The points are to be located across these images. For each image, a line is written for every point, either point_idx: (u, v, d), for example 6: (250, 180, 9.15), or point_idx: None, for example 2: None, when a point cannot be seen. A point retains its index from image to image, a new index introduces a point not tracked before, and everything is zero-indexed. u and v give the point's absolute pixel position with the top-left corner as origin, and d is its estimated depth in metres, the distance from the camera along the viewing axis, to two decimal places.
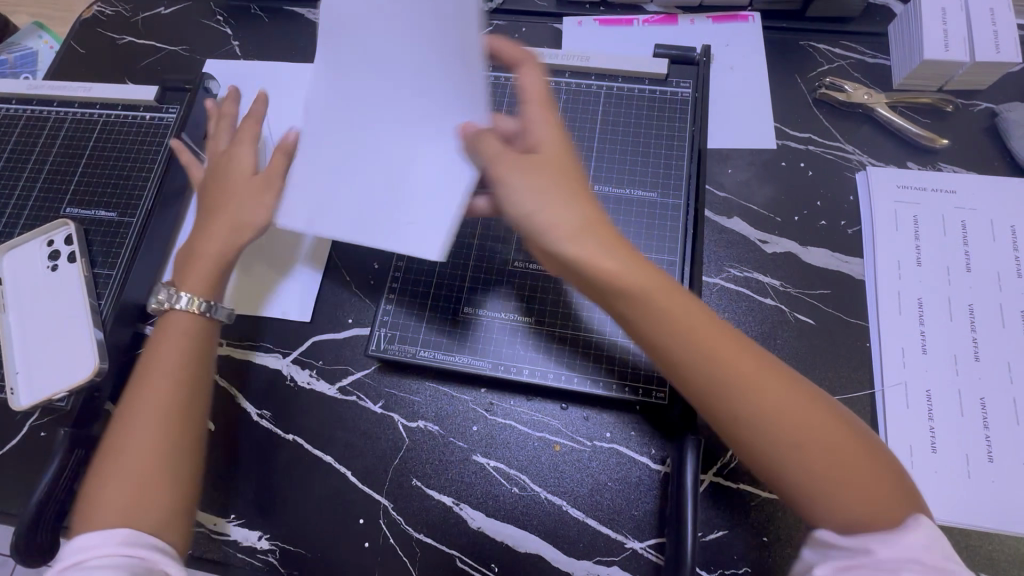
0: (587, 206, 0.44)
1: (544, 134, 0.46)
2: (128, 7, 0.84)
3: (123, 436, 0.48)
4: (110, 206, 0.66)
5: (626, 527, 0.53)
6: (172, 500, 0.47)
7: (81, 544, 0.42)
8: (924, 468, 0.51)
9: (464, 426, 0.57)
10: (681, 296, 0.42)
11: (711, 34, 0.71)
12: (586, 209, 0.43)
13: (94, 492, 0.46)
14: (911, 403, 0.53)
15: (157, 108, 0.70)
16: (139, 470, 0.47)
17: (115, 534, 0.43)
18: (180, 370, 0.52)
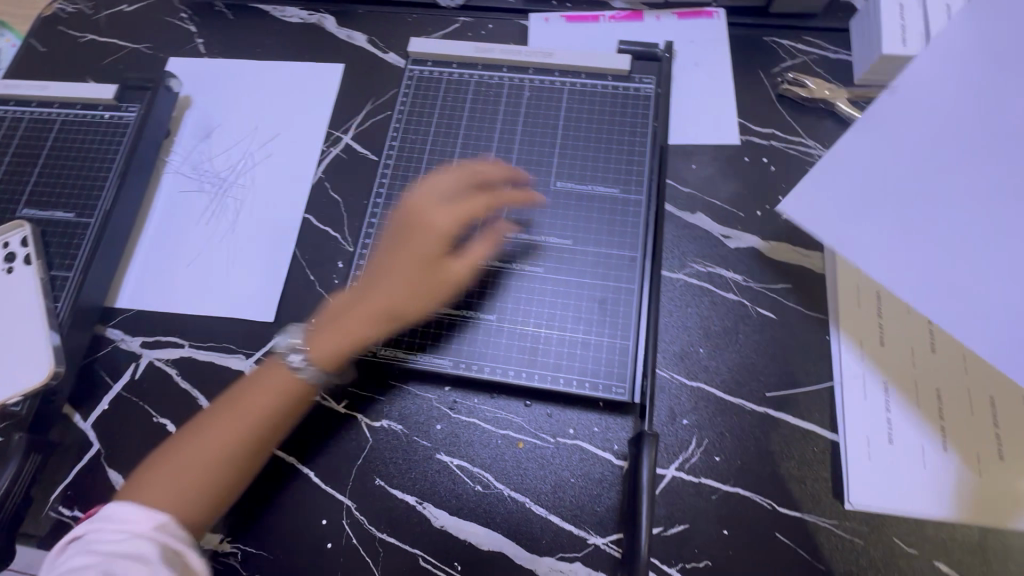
0: None
1: None
2: (90, 4, 0.82)
3: (197, 433, 0.49)
4: (67, 207, 0.65)
5: (588, 523, 0.53)
6: (216, 498, 0.47)
7: (119, 517, 0.44)
8: (880, 459, 0.52)
9: (428, 425, 0.57)
10: None
11: (676, 29, 0.71)
12: None
13: (152, 471, 0.48)
14: (868, 394, 0.54)
15: (117, 107, 0.69)
16: (186, 476, 0.47)
17: (151, 517, 0.44)
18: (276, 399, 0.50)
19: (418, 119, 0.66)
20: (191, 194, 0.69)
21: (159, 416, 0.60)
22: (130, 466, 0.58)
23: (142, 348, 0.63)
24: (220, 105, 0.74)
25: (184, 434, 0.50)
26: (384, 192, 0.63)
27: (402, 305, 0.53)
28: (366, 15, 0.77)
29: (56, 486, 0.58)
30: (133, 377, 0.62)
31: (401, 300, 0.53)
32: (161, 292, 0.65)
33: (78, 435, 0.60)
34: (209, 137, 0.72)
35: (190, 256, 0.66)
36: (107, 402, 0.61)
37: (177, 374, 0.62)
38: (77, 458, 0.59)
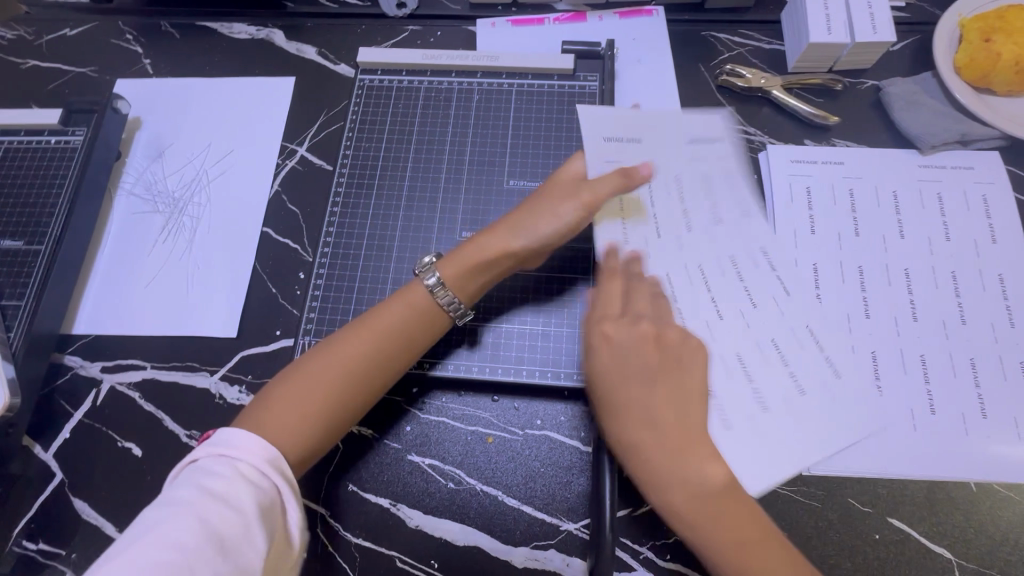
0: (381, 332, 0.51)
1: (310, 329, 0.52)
2: (31, 29, 0.81)
3: (335, 373, 0.49)
4: (16, 235, 0.64)
5: (560, 511, 0.54)
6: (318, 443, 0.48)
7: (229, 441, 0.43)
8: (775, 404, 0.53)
9: (397, 428, 0.57)
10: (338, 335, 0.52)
11: (617, 28, 0.73)
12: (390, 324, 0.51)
13: (273, 400, 0.48)
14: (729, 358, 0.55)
15: (63, 131, 0.68)
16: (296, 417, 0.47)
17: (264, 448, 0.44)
18: (399, 337, 0.51)
19: (369, 126, 0.67)
20: (145, 215, 0.69)
21: (123, 440, 0.59)
22: (96, 494, 0.57)
23: (102, 373, 0.62)
24: (173, 124, 0.74)
25: (312, 371, 0.49)
26: (339, 202, 0.64)
27: (313, 390, 0.48)
28: (316, 28, 0.77)
29: (19, 521, 0.57)
30: (94, 403, 0.61)
31: (339, 381, 0.49)
32: (119, 316, 0.64)
33: (39, 467, 0.59)
34: (160, 157, 0.72)
35: (147, 276, 0.66)
36: (68, 430, 0.60)
37: (140, 397, 0.61)
38: (38, 491, 0.58)
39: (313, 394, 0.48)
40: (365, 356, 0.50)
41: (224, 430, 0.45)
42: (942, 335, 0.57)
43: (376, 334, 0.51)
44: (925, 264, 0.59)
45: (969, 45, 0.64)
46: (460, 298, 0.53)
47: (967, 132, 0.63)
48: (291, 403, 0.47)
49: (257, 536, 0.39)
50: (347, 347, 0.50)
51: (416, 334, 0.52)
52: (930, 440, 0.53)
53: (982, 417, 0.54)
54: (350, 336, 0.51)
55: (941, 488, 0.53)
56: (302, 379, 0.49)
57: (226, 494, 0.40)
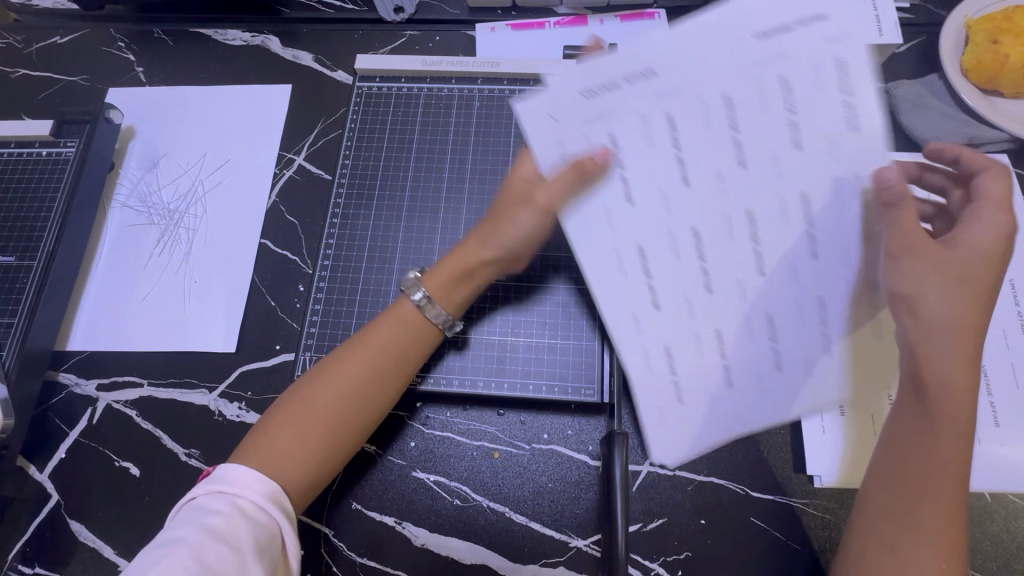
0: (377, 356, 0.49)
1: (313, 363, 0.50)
2: (20, 37, 0.79)
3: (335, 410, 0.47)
4: (7, 251, 0.62)
5: (569, 527, 0.53)
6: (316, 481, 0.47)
7: (227, 475, 0.43)
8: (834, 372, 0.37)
9: (401, 444, 0.56)
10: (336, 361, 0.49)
11: (619, 32, 0.72)
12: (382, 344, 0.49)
13: (271, 443, 0.46)
14: (761, 324, 0.37)
15: (54, 143, 0.67)
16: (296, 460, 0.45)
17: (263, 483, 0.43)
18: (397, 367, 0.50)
19: (368, 134, 0.66)
20: (140, 228, 0.67)
21: (120, 459, 0.58)
22: (93, 515, 0.56)
23: (98, 391, 0.61)
24: (167, 134, 0.72)
25: (312, 410, 0.47)
26: (339, 213, 0.63)
27: (313, 431, 0.46)
28: (312, 34, 0.76)
29: (14, 544, 0.56)
30: (90, 421, 0.59)
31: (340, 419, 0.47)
32: (115, 332, 0.63)
33: (34, 488, 0.57)
34: (154, 168, 0.70)
35: (142, 291, 0.64)
36: (63, 450, 0.58)
37: (137, 415, 0.59)
38: (34, 513, 0.56)
39: (314, 434, 0.46)
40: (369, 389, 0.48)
41: (225, 465, 0.44)
42: None
43: (372, 353, 0.49)
44: None
45: (977, 46, 0.63)
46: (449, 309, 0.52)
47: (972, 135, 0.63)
48: (292, 433, 0.45)
49: (255, 568, 0.39)
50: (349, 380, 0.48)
51: (405, 346, 0.50)
52: None
53: (994, 424, 0.53)
54: (349, 368, 0.48)
55: None
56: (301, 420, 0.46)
57: (223, 529, 0.40)
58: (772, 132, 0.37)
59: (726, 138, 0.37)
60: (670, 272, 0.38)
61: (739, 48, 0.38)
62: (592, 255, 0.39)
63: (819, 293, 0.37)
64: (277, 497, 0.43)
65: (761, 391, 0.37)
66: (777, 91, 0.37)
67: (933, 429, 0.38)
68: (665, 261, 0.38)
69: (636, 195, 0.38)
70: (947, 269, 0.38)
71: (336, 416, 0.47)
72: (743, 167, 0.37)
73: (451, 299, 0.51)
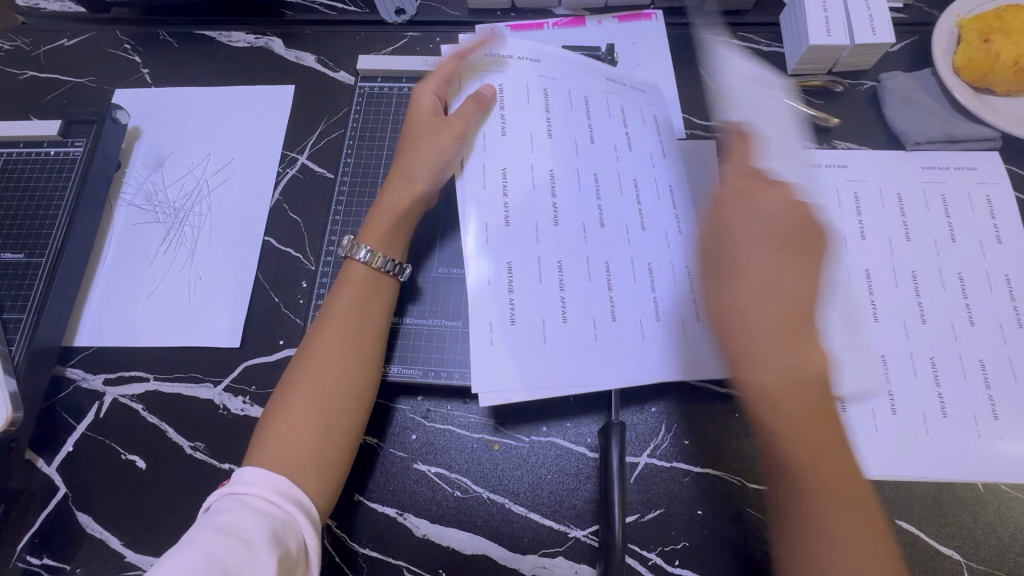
0: (364, 339, 0.53)
1: (302, 353, 0.52)
2: (28, 40, 0.80)
3: (333, 398, 0.50)
4: (16, 248, 0.63)
5: (567, 518, 0.54)
6: (338, 471, 0.49)
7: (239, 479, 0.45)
8: (632, 342, 0.54)
9: (403, 436, 0.57)
10: (324, 346, 0.52)
11: (617, 33, 0.73)
12: (365, 325, 0.54)
13: (275, 442, 0.48)
14: (545, 274, 0.56)
15: (62, 142, 0.68)
16: (309, 453, 0.48)
17: (274, 480, 0.45)
18: (374, 344, 0.54)
19: (369, 135, 0.70)
20: (146, 226, 0.69)
21: (127, 452, 0.59)
22: (100, 507, 0.57)
23: (104, 386, 0.62)
24: (172, 134, 0.73)
25: (306, 401, 0.49)
26: (342, 210, 0.66)
27: (313, 424, 0.49)
28: (315, 36, 0.77)
29: (23, 536, 0.56)
30: (97, 416, 0.60)
31: (342, 406, 0.50)
32: (121, 328, 0.64)
33: (42, 481, 0.58)
34: (160, 167, 0.72)
35: (149, 288, 0.65)
36: (71, 444, 0.59)
37: (144, 409, 0.60)
38: (42, 505, 0.57)
39: (317, 425, 0.49)
40: (361, 370, 0.52)
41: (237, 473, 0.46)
42: (951, 337, 0.56)
43: (359, 335, 0.53)
44: (931, 266, 0.59)
45: (967, 46, 0.64)
46: (391, 254, 0.58)
47: (952, 131, 0.64)
48: (296, 416, 0.49)
49: (264, 557, 0.40)
50: (342, 363, 0.52)
51: (373, 308, 0.55)
52: (942, 443, 0.53)
53: (993, 418, 0.53)
54: (340, 354, 0.52)
55: (949, 489, 0.53)
56: (301, 414, 0.49)
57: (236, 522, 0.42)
58: (627, 203, 0.59)
59: (556, 163, 0.59)
60: (507, 237, 0.57)
61: (533, 106, 0.61)
62: (478, 205, 0.57)
63: (607, 268, 0.56)
64: (287, 492, 0.45)
65: (570, 334, 0.54)
66: (632, 183, 0.59)
67: (803, 414, 0.41)
68: (521, 219, 0.57)
69: (487, 180, 0.58)
70: (761, 274, 0.44)
71: (337, 403, 0.50)
72: (579, 190, 0.58)
73: (392, 247, 0.58)
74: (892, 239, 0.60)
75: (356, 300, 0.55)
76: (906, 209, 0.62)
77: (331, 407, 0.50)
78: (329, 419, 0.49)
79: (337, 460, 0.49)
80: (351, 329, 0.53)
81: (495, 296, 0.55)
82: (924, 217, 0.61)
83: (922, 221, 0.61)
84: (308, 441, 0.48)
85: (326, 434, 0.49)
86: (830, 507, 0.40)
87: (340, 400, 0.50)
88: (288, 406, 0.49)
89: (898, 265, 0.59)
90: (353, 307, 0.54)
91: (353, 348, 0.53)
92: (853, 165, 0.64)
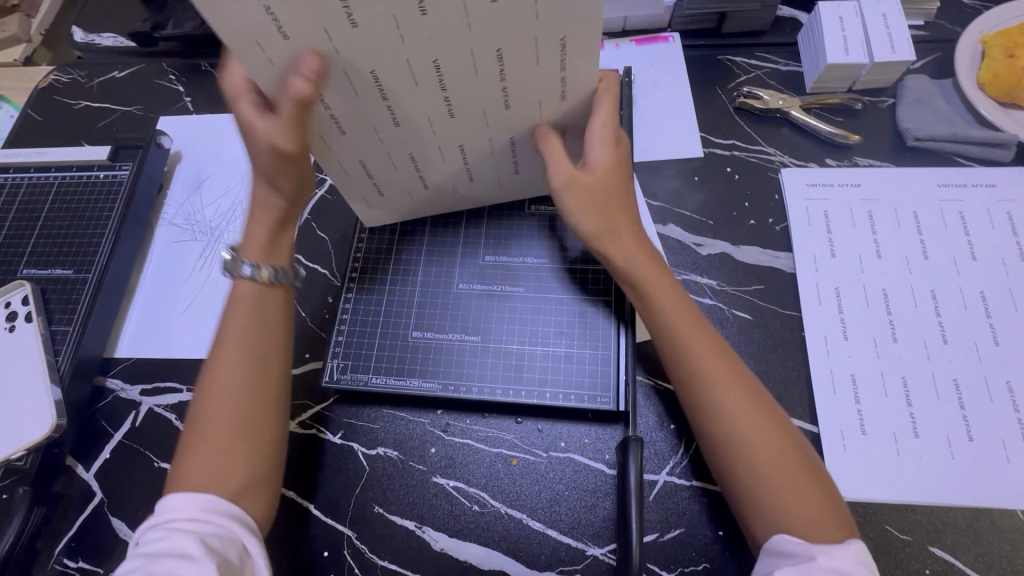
0: (233, 347, 0.50)
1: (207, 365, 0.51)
2: (83, 73, 0.87)
3: (217, 409, 0.49)
4: (65, 265, 0.67)
5: (586, 536, 0.54)
6: (267, 480, 0.49)
7: (163, 507, 0.45)
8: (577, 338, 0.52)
9: (423, 449, 0.58)
10: (222, 358, 0.50)
11: (635, 55, 0.75)
12: (230, 329, 0.51)
13: (182, 464, 0.48)
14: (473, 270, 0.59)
15: (111, 166, 0.72)
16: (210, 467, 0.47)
17: (200, 498, 0.45)
18: (247, 341, 0.51)
19: None
20: (183, 243, 0.72)
21: (160, 460, 0.61)
22: (134, 513, 0.59)
23: (141, 396, 0.65)
24: (212, 156, 0.78)
25: (207, 412, 0.49)
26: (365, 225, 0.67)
27: (218, 438, 0.48)
28: None
29: (60, 540, 0.59)
30: (133, 424, 0.63)
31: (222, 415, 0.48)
32: (159, 340, 0.67)
33: (81, 487, 0.61)
34: (198, 188, 0.76)
35: (184, 302, 0.69)
36: (108, 451, 0.62)
37: (177, 418, 0.63)
38: (79, 510, 0.60)
39: (206, 441, 0.48)
40: (241, 380, 0.50)
41: (163, 500, 0.46)
42: (973, 358, 0.55)
43: (231, 340, 0.51)
44: (950, 285, 0.58)
45: (993, 61, 0.63)
46: (277, 263, 0.54)
47: (967, 135, 0.64)
48: (208, 431, 0.48)
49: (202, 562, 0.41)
50: (214, 370, 0.50)
51: (243, 312, 0.52)
52: (968, 469, 0.51)
53: (1023, 441, 0.52)
54: (226, 362, 0.50)
55: (986, 515, 0.51)
56: (207, 431, 0.48)
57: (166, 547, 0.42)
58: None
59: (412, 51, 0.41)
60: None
61: None
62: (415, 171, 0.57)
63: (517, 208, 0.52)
64: (217, 507, 0.45)
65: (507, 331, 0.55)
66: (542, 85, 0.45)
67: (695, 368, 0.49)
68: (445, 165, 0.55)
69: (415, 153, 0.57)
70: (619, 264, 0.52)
71: (235, 415, 0.49)
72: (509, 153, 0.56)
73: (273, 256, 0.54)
74: (913, 258, 0.60)
75: (246, 313, 0.52)
76: (924, 227, 0.61)
77: (231, 421, 0.48)
78: (226, 434, 0.48)
79: (263, 460, 0.49)
80: (235, 339, 0.51)
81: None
82: (946, 233, 0.60)
83: (946, 240, 0.60)
84: (204, 457, 0.47)
85: (209, 445, 0.47)
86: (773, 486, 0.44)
87: (230, 412, 0.49)
88: (201, 424, 0.48)
89: (919, 283, 0.58)
90: (240, 313, 0.52)
91: (229, 360, 0.50)
92: (871, 184, 0.64)
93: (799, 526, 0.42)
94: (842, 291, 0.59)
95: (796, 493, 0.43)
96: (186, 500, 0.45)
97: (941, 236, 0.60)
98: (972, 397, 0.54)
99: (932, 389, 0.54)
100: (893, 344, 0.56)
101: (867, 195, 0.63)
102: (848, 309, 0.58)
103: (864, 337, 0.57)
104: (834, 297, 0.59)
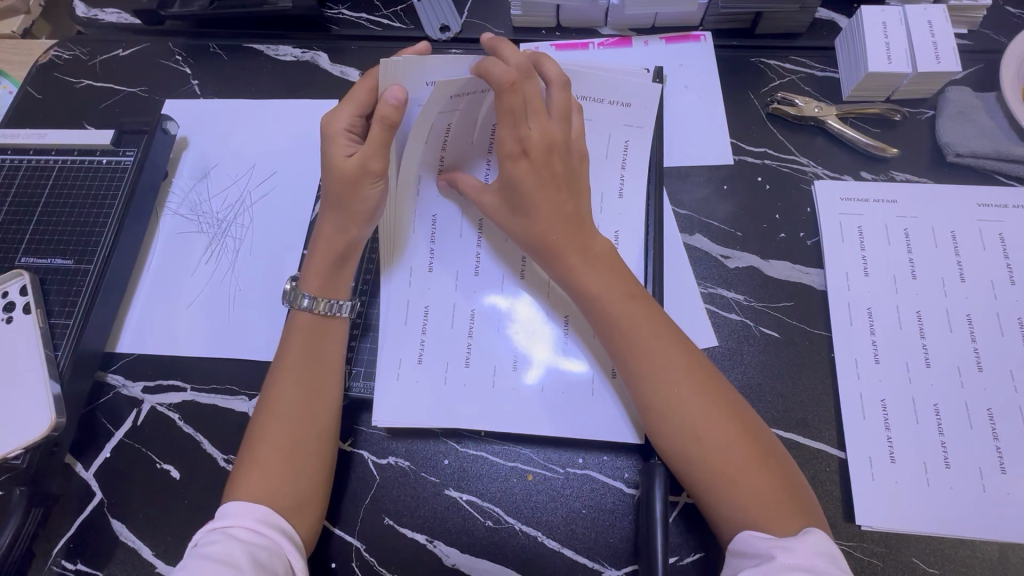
0: (304, 370, 0.52)
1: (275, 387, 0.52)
2: (85, 50, 0.83)
3: (282, 429, 0.50)
4: (66, 254, 0.64)
5: (602, 556, 0.52)
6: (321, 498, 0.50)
7: (223, 512, 0.45)
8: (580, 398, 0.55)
9: (435, 461, 0.56)
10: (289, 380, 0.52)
11: (664, 54, 0.72)
12: (305, 356, 0.53)
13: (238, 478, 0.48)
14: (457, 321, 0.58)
15: (114, 151, 0.69)
16: (269, 487, 0.47)
17: (254, 509, 0.46)
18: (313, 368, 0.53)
19: None
20: (189, 235, 0.70)
21: (161, 461, 0.59)
22: (134, 516, 0.57)
23: (143, 394, 0.62)
24: (220, 143, 0.75)
25: (270, 431, 0.50)
26: None
27: (279, 457, 0.48)
28: (358, 51, 0.78)
29: (58, 541, 0.57)
30: (135, 423, 0.61)
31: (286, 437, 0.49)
32: (161, 336, 0.64)
33: (80, 487, 0.59)
34: (205, 176, 0.73)
35: (189, 298, 0.66)
36: (109, 450, 0.60)
37: (180, 418, 0.61)
38: (78, 509, 0.58)
39: (267, 459, 0.48)
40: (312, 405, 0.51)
41: (221, 508, 0.46)
42: (1009, 388, 0.53)
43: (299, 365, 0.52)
44: (987, 310, 0.56)
45: None
46: (335, 296, 0.56)
47: (1011, 153, 0.61)
48: (267, 448, 0.49)
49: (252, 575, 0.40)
50: (282, 391, 0.51)
51: (318, 341, 0.54)
52: (1001, 503, 0.50)
53: None
54: (293, 388, 0.51)
55: (1015, 550, 0.50)
56: (268, 450, 0.49)
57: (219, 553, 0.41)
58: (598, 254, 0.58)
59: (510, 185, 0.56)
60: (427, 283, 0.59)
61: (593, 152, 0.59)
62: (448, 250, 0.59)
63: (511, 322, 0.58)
64: (274, 522, 0.45)
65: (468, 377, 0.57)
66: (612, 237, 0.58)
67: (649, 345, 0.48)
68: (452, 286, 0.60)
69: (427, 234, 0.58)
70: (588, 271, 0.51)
71: (301, 438, 0.50)
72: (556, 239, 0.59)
73: (335, 290, 0.56)
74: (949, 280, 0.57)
75: (326, 347, 0.54)
76: (962, 248, 0.59)
77: (297, 442, 0.50)
78: (290, 453, 0.49)
79: (315, 485, 0.49)
80: (308, 366, 0.52)
81: (450, 343, 0.58)
82: (985, 255, 0.58)
83: (985, 262, 0.58)
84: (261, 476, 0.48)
85: (270, 463, 0.48)
86: (725, 466, 0.43)
87: (297, 434, 0.50)
88: (263, 441, 0.49)
89: (955, 307, 0.56)
90: (309, 343, 0.54)
91: (298, 384, 0.52)
92: (907, 201, 0.61)
93: (763, 519, 0.41)
94: (874, 312, 0.57)
95: (755, 483, 0.42)
96: (248, 509, 0.45)
97: (980, 257, 0.58)
98: (1008, 429, 0.52)
99: (966, 419, 0.53)
100: (926, 370, 0.55)
101: (904, 212, 0.61)
102: (880, 331, 0.56)
103: (896, 361, 0.55)
104: (866, 318, 0.57)
